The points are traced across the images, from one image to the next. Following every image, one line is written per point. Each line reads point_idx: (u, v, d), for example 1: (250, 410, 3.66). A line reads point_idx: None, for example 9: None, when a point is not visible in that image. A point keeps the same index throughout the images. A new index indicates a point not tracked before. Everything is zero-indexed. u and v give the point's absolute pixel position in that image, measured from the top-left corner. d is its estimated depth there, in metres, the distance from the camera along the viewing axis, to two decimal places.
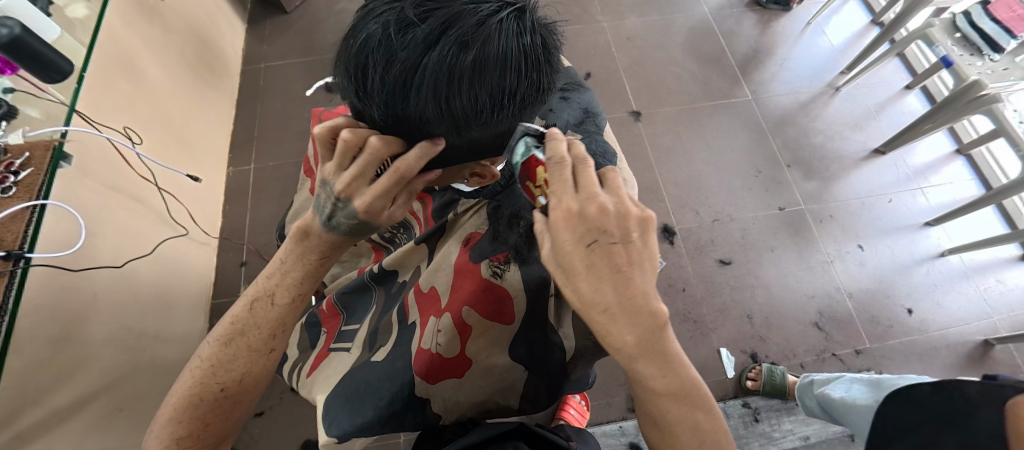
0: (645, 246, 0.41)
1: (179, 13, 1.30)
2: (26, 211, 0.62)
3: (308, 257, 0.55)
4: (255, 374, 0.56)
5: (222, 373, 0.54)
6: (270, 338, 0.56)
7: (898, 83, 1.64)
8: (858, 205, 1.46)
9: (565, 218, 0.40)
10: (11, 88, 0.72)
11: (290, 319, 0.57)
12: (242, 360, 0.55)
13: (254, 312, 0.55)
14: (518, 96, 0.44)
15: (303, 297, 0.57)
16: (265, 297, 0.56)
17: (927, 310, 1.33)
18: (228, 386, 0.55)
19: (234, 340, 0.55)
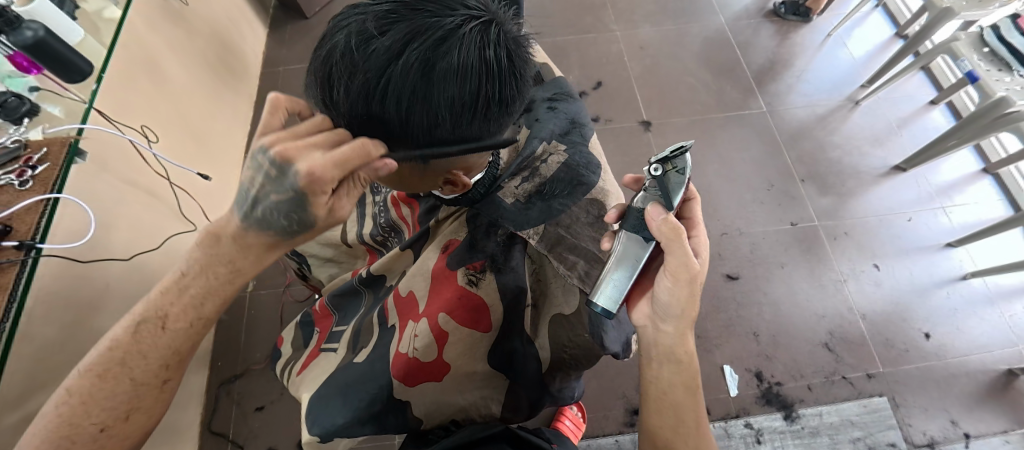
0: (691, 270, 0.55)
1: (202, 17, 1.35)
2: (40, 204, 0.64)
3: (214, 270, 0.48)
4: (146, 409, 0.51)
5: (98, 412, 0.47)
6: (163, 369, 0.50)
7: (922, 98, 1.58)
8: (876, 222, 1.41)
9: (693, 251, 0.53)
10: (38, 86, 0.76)
11: (188, 346, 0.51)
12: (125, 396, 0.49)
13: (139, 339, 0.48)
14: (482, 107, 0.43)
15: (205, 321, 0.51)
16: (154, 320, 0.49)
17: (947, 335, 1.27)
18: (110, 426, 0.49)
19: (114, 372, 0.48)
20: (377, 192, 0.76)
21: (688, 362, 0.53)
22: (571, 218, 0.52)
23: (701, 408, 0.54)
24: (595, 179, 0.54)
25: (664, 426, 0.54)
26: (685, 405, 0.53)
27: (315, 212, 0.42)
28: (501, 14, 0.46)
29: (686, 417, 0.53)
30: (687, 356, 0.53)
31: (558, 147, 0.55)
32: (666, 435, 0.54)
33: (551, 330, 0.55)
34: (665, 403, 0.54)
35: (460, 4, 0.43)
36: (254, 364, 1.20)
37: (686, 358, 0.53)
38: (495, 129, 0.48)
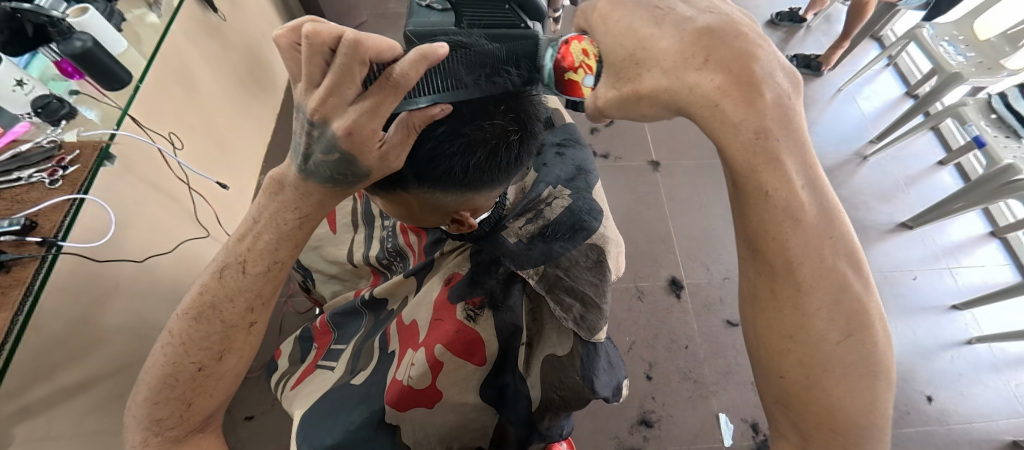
0: (635, 22, 0.35)
1: (237, 32, 1.41)
2: (67, 203, 0.67)
3: (284, 216, 0.45)
4: (238, 351, 0.49)
5: (194, 352, 0.47)
6: (248, 311, 0.48)
7: (931, 158, 1.60)
8: (880, 279, 1.40)
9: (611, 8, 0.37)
10: (77, 91, 0.81)
11: (270, 289, 0.48)
12: (217, 337, 0.48)
13: (224, 282, 0.47)
14: (489, 164, 0.48)
15: (281, 265, 0.47)
16: (235, 265, 0.47)
17: (950, 399, 1.24)
18: (206, 366, 0.48)
19: (205, 314, 0.47)
20: (386, 215, 0.78)
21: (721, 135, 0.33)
22: (570, 260, 0.53)
23: (792, 221, 0.33)
24: (596, 225, 0.55)
25: (745, 266, 0.38)
26: (765, 219, 0.34)
27: (366, 161, 0.39)
28: None
29: (766, 252, 0.35)
30: (724, 131, 0.33)
31: (563, 192, 0.57)
32: (750, 283, 0.37)
33: (544, 370, 0.55)
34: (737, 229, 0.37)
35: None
36: (249, 372, 1.21)
37: (726, 152, 0.34)
38: (502, 179, 0.52)
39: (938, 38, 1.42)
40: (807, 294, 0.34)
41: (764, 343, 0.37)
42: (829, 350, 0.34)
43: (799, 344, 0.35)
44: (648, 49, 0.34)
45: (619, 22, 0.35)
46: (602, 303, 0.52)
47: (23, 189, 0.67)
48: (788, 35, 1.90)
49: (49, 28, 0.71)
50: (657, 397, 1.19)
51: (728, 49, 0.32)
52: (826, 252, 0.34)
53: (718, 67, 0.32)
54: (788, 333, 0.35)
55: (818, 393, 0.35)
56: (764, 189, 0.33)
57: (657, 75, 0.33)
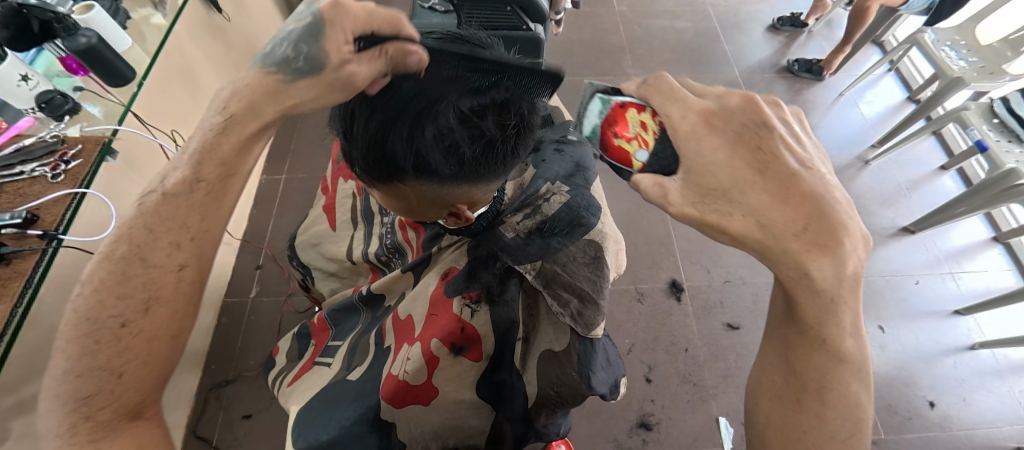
0: (739, 148, 0.35)
1: (242, 32, 1.42)
2: (68, 197, 0.67)
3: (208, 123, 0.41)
4: (170, 301, 0.40)
5: (114, 303, 0.38)
6: (176, 248, 0.40)
7: (933, 162, 1.59)
8: (882, 283, 1.39)
9: (707, 126, 0.37)
10: (81, 87, 0.81)
11: (199, 218, 0.41)
12: (137, 281, 0.39)
13: (144, 211, 0.40)
14: (484, 157, 0.48)
15: (209, 184, 0.41)
16: (157, 188, 0.40)
17: (952, 406, 1.23)
18: (132, 320, 0.39)
19: (124, 255, 0.39)
20: (385, 211, 0.78)
21: (801, 294, 0.35)
22: (567, 256, 0.53)
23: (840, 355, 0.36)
24: (594, 221, 0.55)
25: (774, 361, 0.41)
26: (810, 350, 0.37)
27: None
28: (517, 69, 0.50)
29: (801, 368, 0.37)
30: (805, 291, 0.35)
31: (561, 189, 0.57)
32: (774, 380, 0.40)
33: (541, 366, 0.54)
34: (779, 338, 0.40)
35: (477, 57, 0.47)
36: (247, 370, 1.21)
37: (801, 305, 0.36)
38: (499, 172, 0.52)
39: (940, 42, 1.42)
40: (830, 408, 0.36)
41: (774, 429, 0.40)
42: (832, 446, 0.37)
43: (811, 437, 0.37)
44: (744, 194, 0.34)
45: (726, 153, 0.35)
46: (600, 299, 0.52)
47: (25, 183, 0.68)
48: (789, 39, 1.90)
49: (55, 24, 0.73)
50: (656, 400, 1.19)
51: (825, 217, 0.33)
52: (852, 379, 0.36)
53: (817, 235, 0.33)
54: (804, 427, 0.38)
55: None
56: (823, 336, 0.36)
57: (749, 222, 0.33)
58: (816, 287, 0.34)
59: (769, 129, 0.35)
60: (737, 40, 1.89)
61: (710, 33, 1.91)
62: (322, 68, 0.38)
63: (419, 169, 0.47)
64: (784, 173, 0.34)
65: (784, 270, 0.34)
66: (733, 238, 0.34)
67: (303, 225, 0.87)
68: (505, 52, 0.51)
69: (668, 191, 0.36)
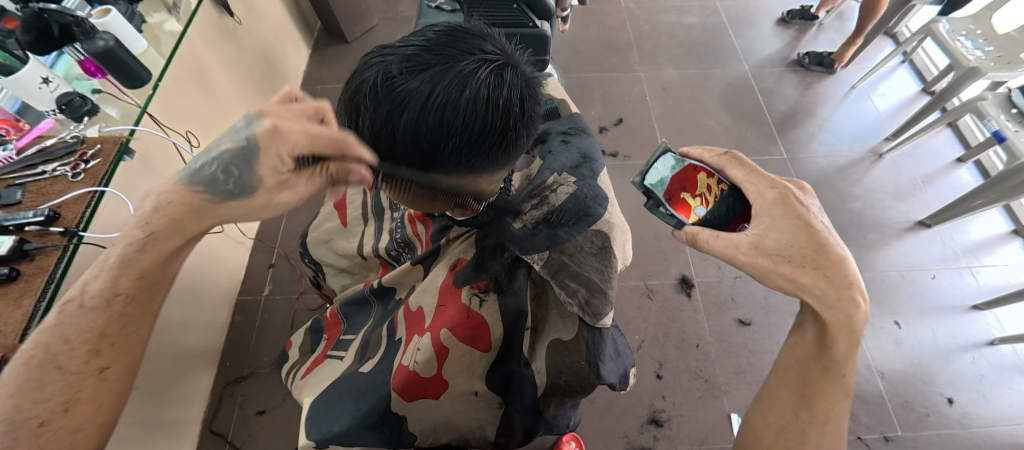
0: (800, 218, 0.48)
1: (253, 35, 1.45)
2: (88, 195, 0.69)
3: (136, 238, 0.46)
4: (92, 400, 0.45)
5: (29, 407, 0.42)
6: (95, 355, 0.45)
7: (949, 155, 1.56)
8: (897, 278, 1.37)
9: (777, 203, 0.50)
10: (99, 89, 0.83)
11: (118, 328, 0.46)
12: (54, 386, 0.43)
13: (60, 324, 0.44)
14: (486, 144, 0.48)
15: (129, 297, 0.47)
16: (75, 301, 0.45)
17: (971, 402, 1.20)
18: (50, 420, 0.42)
19: (40, 363, 0.43)
20: (395, 206, 0.79)
21: (840, 339, 0.48)
22: (575, 246, 0.53)
23: (841, 400, 0.50)
24: (601, 212, 0.55)
25: (786, 403, 0.53)
26: (825, 389, 0.50)
27: None
28: (518, 59, 0.51)
29: (815, 405, 0.50)
30: (843, 333, 0.48)
31: (568, 180, 0.57)
32: (782, 417, 0.53)
33: (549, 355, 0.55)
34: (793, 383, 0.53)
35: (478, 49, 0.48)
36: (261, 367, 1.23)
37: (835, 344, 0.49)
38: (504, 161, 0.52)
39: (954, 33, 1.39)
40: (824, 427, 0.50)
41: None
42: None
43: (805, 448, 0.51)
44: (802, 258, 0.47)
45: (782, 220, 0.48)
46: (608, 289, 0.53)
47: (48, 182, 0.70)
48: (799, 32, 1.88)
49: (74, 28, 0.76)
50: (667, 396, 1.18)
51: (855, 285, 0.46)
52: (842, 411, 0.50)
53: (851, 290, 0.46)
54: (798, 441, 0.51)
55: None
56: (842, 370, 0.49)
57: (797, 273, 0.47)
58: (851, 327, 0.47)
59: (809, 206, 0.49)
60: (746, 34, 1.87)
61: (718, 28, 1.90)
62: (254, 189, 0.45)
63: (423, 160, 0.48)
64: (829, 247, 0.47)
65: (835, 313, 0.47)
66: (796, 284, 0.47)
67: (314, 222, 0.88)
68: (506, 43, 0.52)
69: (741, 244, 0.49)
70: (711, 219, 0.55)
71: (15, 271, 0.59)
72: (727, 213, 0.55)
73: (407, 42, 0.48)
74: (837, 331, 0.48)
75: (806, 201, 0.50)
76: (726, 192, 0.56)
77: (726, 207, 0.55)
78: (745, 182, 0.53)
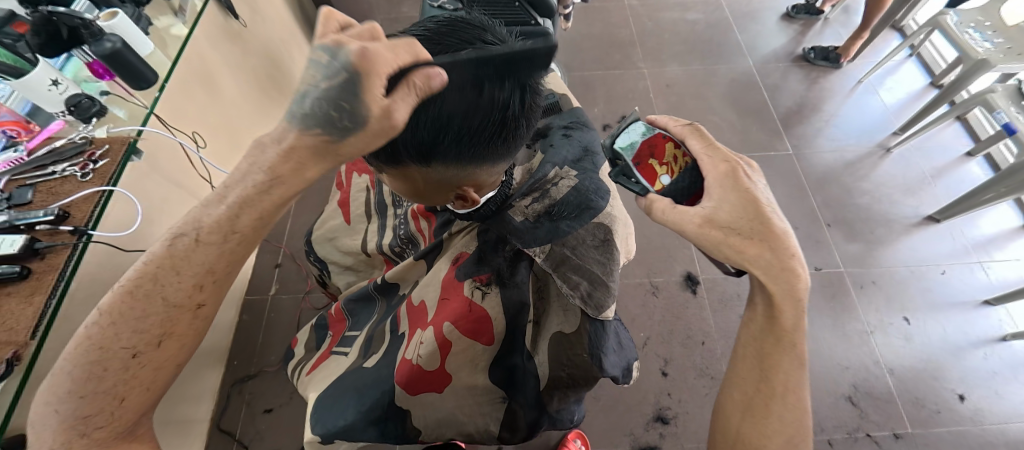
0: (744, 191, 0.48)
1: (259, 37, 1.46)
2: (96, 195, 0.70)
3: (252, 178, 0.41)
4: (180, 337, 0.45)
5: (129, 335, 0.42)
6: (197, 290, 0.44)
7: (959, 149, 1.54)
8: (906, 273, 1.35)
9: (724, 176, 0.49)
10: (107, 91, 0.84)
11: (225, 265, 0.44)
12: (156, 317, 0.43)
13: (173, 252, 0.42)
14: (486, 133, 0.48)
15: (241, 237, 0.43)
16: (188, 233, 0.42)
17: (983, 399, 1.19)
18: (143, 352, 0.43)
19: (147, 290, 0.42)
20: (398, 204, 0.80)
21: (785, 311, 0.50)
22: (577, 239, 0.53)
23: (797, 371, 0.51)
24: (602, 205, 0.55)
25: (749, 381, 0.54)
26: (781, 361, 0.51)
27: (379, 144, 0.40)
28: (519, 51, 0.51)
29: (773, 376, 0.52)
30: (788, 306, 0.49)
31: (570, 173, 0.58)
32: (746, 395, 0.54)
33: (551, 348, 0.55)
34: (752, 360, 0.54)
35: (479, 39, 0.48)
36: (268, 366, 1.24)
37: (783, 316, 0.50)
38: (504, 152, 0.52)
39: (963, 25, 1.37)
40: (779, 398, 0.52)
41: (745, 434, 0.54)
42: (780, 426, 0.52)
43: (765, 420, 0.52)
44: (741, 232, 0.47)
45: (732, 192, 0.48)
46: (609, 282, 0.53)
47: (57, 182, 0.71)
48: (805, 27, 1.86)
49: (82, 30, 0.77)
50: (673, 394, 1.17)
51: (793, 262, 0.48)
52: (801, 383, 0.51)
53: (785, 267, 0.48)
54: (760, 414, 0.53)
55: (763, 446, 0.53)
56: (792, 341, 0.51)
57: (743, 248, 0.47)
58: (795, 296, 0.49)
59: (755, 182, 0.49)
60: (750, 30, 1.86)
61: (722, 24, 1.89)
62: (367, 120, 0.38)
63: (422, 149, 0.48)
64: (771, 222, 0.47)
65: (778, 283, 0.48)
66: (742, 257, 0.47)
67: (319, 220, 0.89)
68: (507, 35, 0.52)
69: (691, 219, 0.48)
70: (673, 192, 0.52)
71: (26, 268, 0.60)
72: (688, 186, 0.52)
73: (410, 33, 0.49)
74: (784, 303, 0.49)
75: (754, 177, 0.50)
76: (689, 165, 0.52)
77: (690, 178, 0.52)
78: (703, 154, 0.51)
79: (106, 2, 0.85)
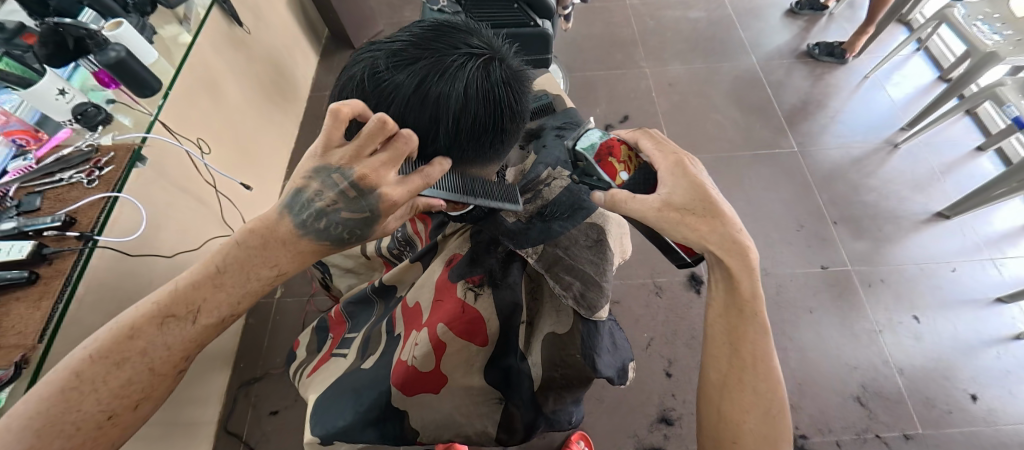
0: (693, 179, 0.50)
1: (263, 44, 1.48)
2: (102, 201, 0.72)
3: (258, 272, 0.47)
4: (157, 399, 0.47)
5: (109, 400, 0.44)
6: (182, 360, 0.48)
7: (969, 143, 1.51)
8: (916, 271, 1.33)
9: (674, 165, 0.51)
10: (113, 99, 0.85)
11: (206, 339, 0.48)
12: (142, 386, 0.45)
13: (164, 329, 0.45)
14: (474, 138, 0.49)
15: (233, 318, 0.49)
16: (183, 312, 0.46)
17: (996, 399, 1.16)
18: (118, 414, 0.45)
19: (132, 361, 0.44)
20: None
21: (743, 280, 0.52)
22: (569, 239, 0.54)
23: (763, 339, 0.52)
24: (595, 204, 0.56)
25: (720, 357, 0.53)
26: (748, 329, 0.52)
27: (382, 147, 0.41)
28: (506, 52, 0.51)
29: (742, 347, 0.52)
30: (743, 277, 0.51)
31: (563, 173, 0.58)
32: (720, 372, 0.53)
33: (545, 348, 0.55)
34: (721, 335, 0.53)
35: (464, 43, 0.48)
36: (273, 368, 1.25)
37: (740, 286, 0.52)
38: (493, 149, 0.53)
39: (970, 17, 1.35)
40: (750, 368, 0.51)
41: (723, 413, 0.52)
42: (754, 396, 0.51)
43: (738, 391, 0.51)
44: (693, 213, 0.49)
45: (682, 178, 0.50)
46: (602, 281, 0.53)
47: (64, 189, 0.73)
48: (809, 23, 1.84)
49: (88, 40, 0.80)
50: (678, 395, 1.16)
51: (742, 240, 0.50)
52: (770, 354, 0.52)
53: (735, 245, 0.50)
54: (733, 386, 0.52)
55: (738, 420, 0.51)
56: (754, 309, 0.52)
57: (697, 224, 0.49)
58: (749, 268, 0.51)
59: (699, 170, 0.52)
60: (753, 27, 1.85)
61: (725, 21, 1.87)
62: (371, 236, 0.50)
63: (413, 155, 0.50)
64: (717, 204, 0.50)
65: (734, 258, 0.50)
66: (697, 235, 0.49)
67: None
68: (493, 35, 0.53)
69: (651, 206, 0.49)
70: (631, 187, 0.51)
71: (34, 274, 0.62)
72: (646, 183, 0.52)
73: (395, 37, 0.49)
74: (741, 273, 0.51)
75: (697, 167, 0.52)
76: (643, 164, 0.53)
77: (643, 174, 0.53)
78: (654, 152, 0.52)
79: (112, 12, 0.87)
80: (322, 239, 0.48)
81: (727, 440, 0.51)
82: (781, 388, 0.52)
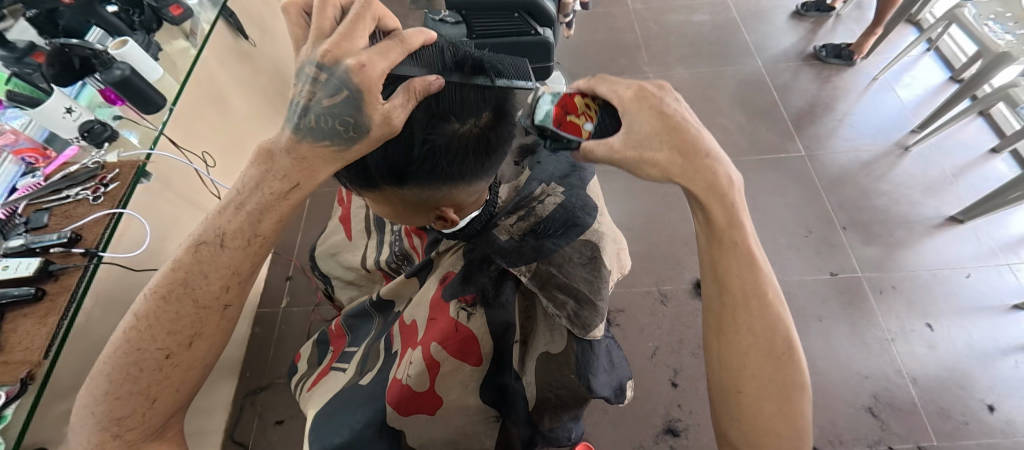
0: (657, 109, 0.43)
1: (268, 56, 1.50)
2: (107, 217, 0.73)
3: (270, 185, 0.45)
4: (209, 336, 0.50)
5: (164, 337, 0.48)
6: (223, 292, 0.49)
7: (982, 146, 1.48)
8: (928, 278, 1.30)
9: (632, 95, 0.43)
10: (120, 115, 0.86)
11: (248, 265, 0.49)
12: (188, 320, 0.48)
13: (199, 258, 0.48)
14: (453, 144, 0.49)
15: (263, 239, 0.48)
16: (213, 241, 0.47)
17: (1015, 409, 1.12)
18: (175, 353, 0.48)
19: (176, 294, 0.48)
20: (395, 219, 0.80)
21: (717, 208, 0.46)
22: (563, 257, 0.53)
23: (753, 269, 0.47)
24: (589, 221, 0.56)
25: (712, 301, 0.49)
26: (734, 262, 0.47)
27: (371, 114, 0.41)
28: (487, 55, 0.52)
29: (731, 287, 0.47)
30: (718, 204, 0.46)
31: (556, 189, 0.59)
32: (715, 316, 0.49)
33: (539, 369, 0.54)
34: (709, 277, 0.49)
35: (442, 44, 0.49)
36: (279, 378, 1.26)
37: (717, 215, 0.46)
38: (479, 171, 0.53)
39: (982, 16, 1.32)
40: (745, 308, 0.47)
41: (724, 360, 0.48)
42: (755, 336, 0.47)
43: (736, 335, 0.47)
44: (655, 147, 0.42)
45: (643, 110, 0.43)
46: (597, 300, 0.52)
47: (71, 205, 0.74)
48: (816, 25, 1.82)
49: (93, 60, 0.81)
50: (684, 405, 1.15)
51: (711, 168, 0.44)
52: (766, 288, 0.48)
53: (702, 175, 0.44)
54: (731, 332, 0.47)
55: (745, 370, 0.47)
56: (737, 239, 0.47)
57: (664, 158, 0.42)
58: (720, 191, 0.45)
59: (665, 97, 0.44)
60: (759, 30, 1.83)
61: (730, 24, 1.86)
62: (370, 128, 0.42)
63: (395, 170, 0.49)
64: (685, 131, 0.43)
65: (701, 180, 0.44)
66: (663, 171, 0.43)
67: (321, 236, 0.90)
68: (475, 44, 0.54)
69: (612, 145, 0.42)
70: (598, 134, 0.45)
71: (40, 290, 0.63)
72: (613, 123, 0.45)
73: None
74: (711, 197, 0.45)
75: (662, 93, 0.44)
76: (603, 104, 0.45)
77: (609, 112, 0.45)
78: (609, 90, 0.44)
79: (118, 30, 0.89)
80: (320, 139, 0.43)
81: (731, 390, 0.48)
82: (781, 321, 0.48)
